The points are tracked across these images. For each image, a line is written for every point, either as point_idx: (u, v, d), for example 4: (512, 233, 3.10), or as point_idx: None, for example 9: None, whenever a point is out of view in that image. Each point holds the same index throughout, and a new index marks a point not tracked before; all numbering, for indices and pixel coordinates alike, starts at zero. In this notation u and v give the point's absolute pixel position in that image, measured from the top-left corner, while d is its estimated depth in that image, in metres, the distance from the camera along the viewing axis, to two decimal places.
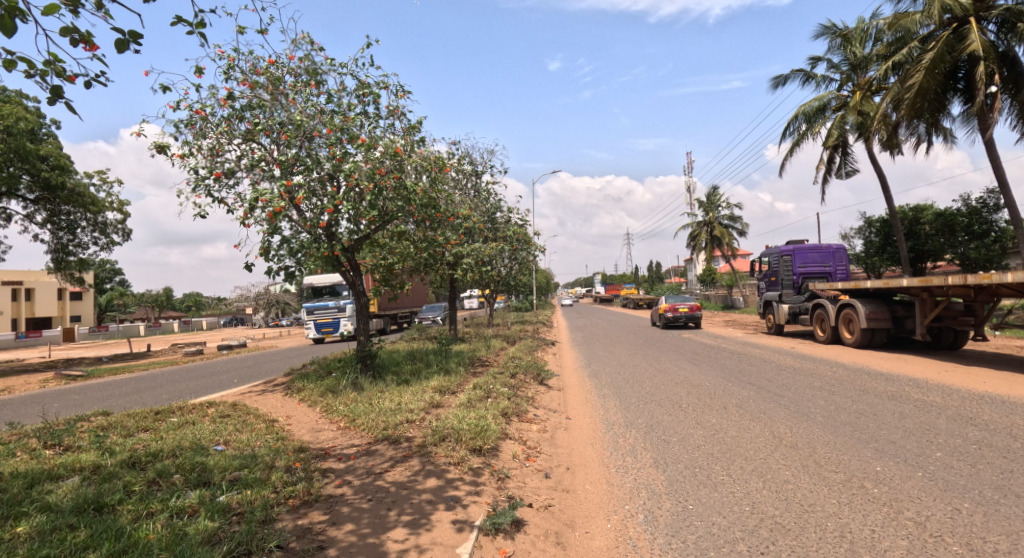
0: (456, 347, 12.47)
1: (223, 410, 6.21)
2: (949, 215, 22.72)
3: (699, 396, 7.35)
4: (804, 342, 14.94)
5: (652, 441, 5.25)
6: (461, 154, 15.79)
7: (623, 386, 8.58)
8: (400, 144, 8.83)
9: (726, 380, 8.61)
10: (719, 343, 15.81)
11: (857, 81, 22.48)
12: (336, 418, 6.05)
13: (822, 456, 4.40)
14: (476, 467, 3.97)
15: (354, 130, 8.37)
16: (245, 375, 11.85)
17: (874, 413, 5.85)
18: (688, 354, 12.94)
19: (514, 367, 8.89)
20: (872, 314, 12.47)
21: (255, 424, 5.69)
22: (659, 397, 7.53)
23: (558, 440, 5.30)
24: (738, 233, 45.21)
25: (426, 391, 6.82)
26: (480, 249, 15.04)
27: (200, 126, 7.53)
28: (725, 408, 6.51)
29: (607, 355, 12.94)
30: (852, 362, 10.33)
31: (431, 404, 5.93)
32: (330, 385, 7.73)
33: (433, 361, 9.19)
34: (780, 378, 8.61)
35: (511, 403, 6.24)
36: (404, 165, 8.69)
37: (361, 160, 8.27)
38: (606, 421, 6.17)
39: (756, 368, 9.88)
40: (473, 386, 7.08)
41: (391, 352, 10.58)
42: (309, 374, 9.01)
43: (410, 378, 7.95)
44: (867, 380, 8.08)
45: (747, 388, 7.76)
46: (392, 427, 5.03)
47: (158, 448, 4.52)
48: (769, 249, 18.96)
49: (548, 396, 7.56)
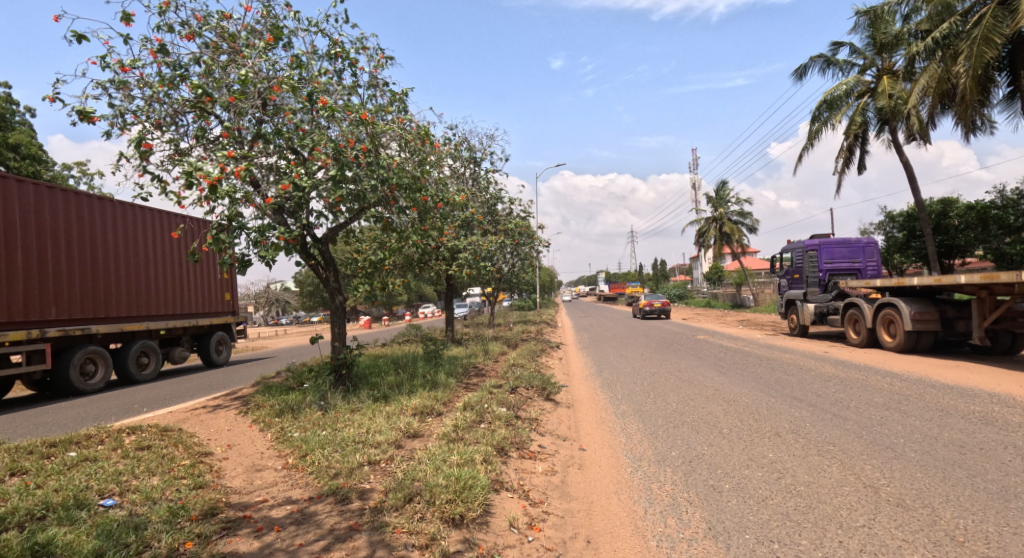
0: (451, 352, 11.16)
1: (145, 437, 4.92)
2: (982, 208, 21.33)
3: (740, 418, 6.00)
4: (835, 345, 13.61)
5: (699, 490, 3.91)
6: (459, 139, 14.52)
7: (644, 401, 7.26)
8: (380, 115, 7.50)
9: (766, 395, 7.27)
10: (741, 346, 14.45)
11: (882, 66, 21.45)
12: (286, 450, 4.74)
13: (955, 526, 3.07)
14: (453, 552, 2.67)
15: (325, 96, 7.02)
16: (214, 381, 10.57)
17: (981, 447, 4.52)
18: (711, 359, 11.57)
19: (514, 378, 7.59)
20: (918, 315, 11.15)
21: (179, 460, 4.39)
22: (689, 416, 6.20)
23: (570, 487, 4.00)
24: (749, 230, 43.74)
25: (405, 413, 5.53)
26: (479, 243, 13.69)
27: (133, 88, 6.16)
28: (781, 436, 5.18)
29: (619, 361, 11.61)
30: (904, 370, 9.01)
31: (406, 434, 4.63)
32: (294, 403, 6.44)
33: (422, 371, 7.89)
34: (830, 392, 7.26)
35: (509, 430, 4.93)
36: (383, 139, 7.35)
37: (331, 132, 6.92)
38: (631, 454, 4.84)
39: (795, 379, 8.55)
40: (463, 405, 5.77)
41: (374, 360, 9.28)
42: (275, 387, 7.70)
43: (391, 393, 6.65)
44: (939, 396, 6.76)
45: (795, 407, 6.42)
46: (347, 473, 3.72)
47: (7, 510, 3.21)
48: (791, 244, 17.59)
49: (554, 415, 6.25)
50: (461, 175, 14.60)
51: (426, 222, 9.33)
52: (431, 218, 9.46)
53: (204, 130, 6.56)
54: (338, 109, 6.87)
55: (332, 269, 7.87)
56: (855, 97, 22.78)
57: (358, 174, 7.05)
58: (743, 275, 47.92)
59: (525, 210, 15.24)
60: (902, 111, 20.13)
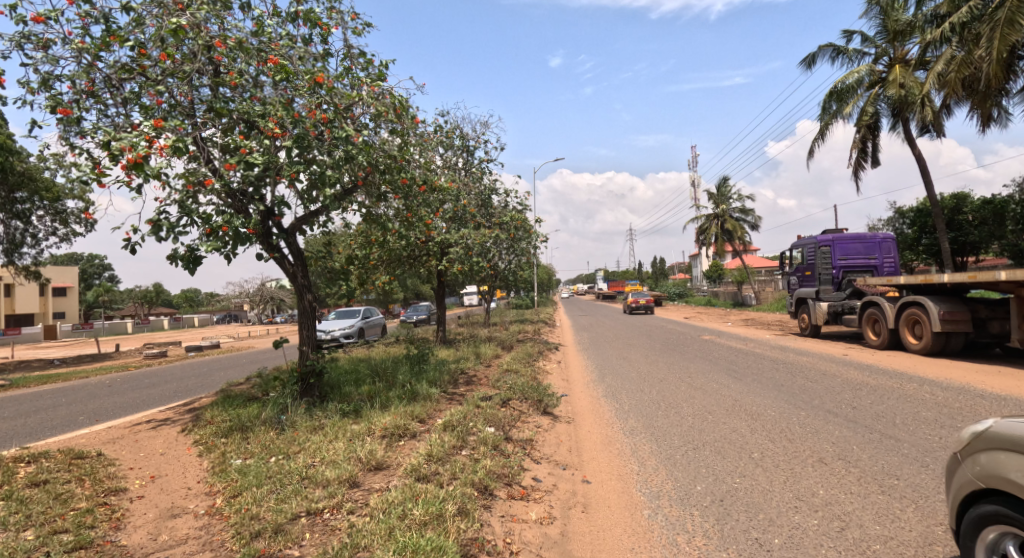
0: (440, 355, 10.23)
1: (45, 468, 3.96)
2: (998, 203, 20.46)
3: (772, 438, 5.08)
4: (853, 347, 12.75)
5: (742, 548, 2.99)
6: (451, 126, 13.59)
7: (653, 413, 6.38)
8: (354, 83, 6.36)
9: (794, 407, 6.37)
10: (752, 347, 13.53)
11: (894, 55, 20.59)
12: (219, 483, 3.80)
13: None
14: None
15: (286, 58, 5.89)
16: (180, 388, 9.62)
17: None
18: (722, 362, 10.67)
19: (507, 387, 6.67)
20: (947, 315, 10.27)
21: (74, 501, 3.43)
22: (711, 435, 5.29)
23: (573, 544, 3.05)
24: (750, 226, 42.90)
25: (374, 434, 4.62)
26: (472, 236, 12.73)
27: (52, 46, 5.16)
28: (827, 465, 4.26)
29: (622, 365, 10.69)
30: (940, 377, 8.13)
31: (368, 465, 3.72)
32: (248, 418, 5.50)
33: (402, 379, 6.96)
34: (869, 405, 6.36)
35: (496, 459, 4.01)
36: (356, 111, 6.20)
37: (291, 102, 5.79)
38: (648, 490, 3.90)
39: (822, 387, 7.64)
40: (444, 424, 4.85)
41: (351, 365, 8.35)
42: (235, 397, 6.77)
43: (362, 408, 5.72)
44: (994, 410, 5.89)
45: (832, 424, 5.52)
46: (276, 531, 2.79)
47: None
48: (802, 239, 16.69)
49: (551, 433, 5.34)
50: (451, 163, 13.64)
51: (411, 212, 8.42)
52: (415, 206, 8.53)
53: (139, 97, 5.53)
54: (297, 71, 5.72)
55: (303, 262, 6.89)
56: (865, 87, 21.88)
57: (323, 151, 5.90)
58: (744, 273, 47.07)
59: (521, 202, 14.29)
60: (916, 102, 19.21)
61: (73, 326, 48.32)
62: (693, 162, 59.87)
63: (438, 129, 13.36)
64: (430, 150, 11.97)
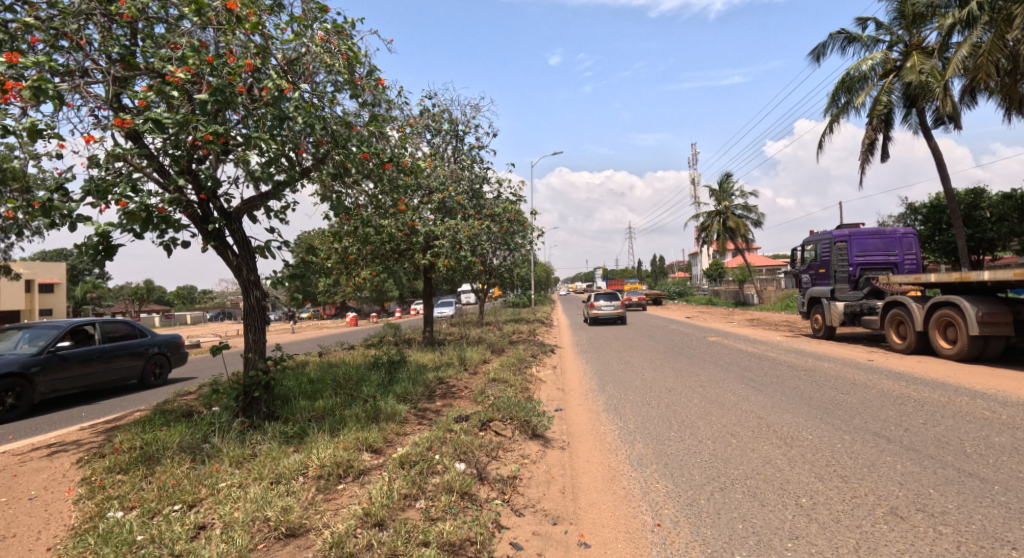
0: (421, 360, 9.16)
1: None
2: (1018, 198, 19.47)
3: (822, 475, 4.01)
4: (874, 351, 11.71)
5: None
6: (439, 109, 12.52)
7: (661, 436, 5.33)
8: (308, 21, 4.90)
9: (832, 429, 5.31)
10: (764, 351, 12.46)
11: (910, 42, 19.63)
12: (71, 552, 2.73)
13: None
14: None
15: None
16: (124, 398, 8.49)
17: None
18: (735, 369, 9.64)
19: (490, 403, 5.59)
20: (987, 317, 9.25)
21: None
22: (740, 470, 4.21)
23: None
24: (753, 223, 41.94)
25: (307, 473, 3.56)
26: (458, 226, 11.69)
27: None
28: (906, 522, 3.17)
29: (624, 372, 9.59)
30: (992, 388, 7.09)
31: (277, 534, 2.66)
32: (164, 442, 4.43)
33: (366, 392, 5.90)
34: (924, 426, 5.29)
35: (461, 519, 2.95)
36: (305, 61, 4.82)
37: (217, 45, 4.43)
38: None
39: (858, 401, 6.58)
40: (402, 458, 3.80)
41: (313, 375, 7.27)
42: (164, 412, 5.66)
43: (308, 432, 4.67)
44: None
45: (888, 452, 4.47)
46: None
47: None
48: (814, 234, 15.64)
49: (539, 466, 4.26)
50: (438, 149, 12.60)
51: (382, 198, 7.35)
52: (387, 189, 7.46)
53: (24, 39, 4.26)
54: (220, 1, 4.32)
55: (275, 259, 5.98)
56: (878, 76, 20.89)
57: (260, 111, 4.53)
58: (746, 271, 46.11)
59: (514, 193, 13.23)
60: (935, 90, 18.22)
61: (61, 324, 47.24)
62: (694, 158, 58.98)
63: (423, 112, 12.31)
64: (408, 133, 10.98)
